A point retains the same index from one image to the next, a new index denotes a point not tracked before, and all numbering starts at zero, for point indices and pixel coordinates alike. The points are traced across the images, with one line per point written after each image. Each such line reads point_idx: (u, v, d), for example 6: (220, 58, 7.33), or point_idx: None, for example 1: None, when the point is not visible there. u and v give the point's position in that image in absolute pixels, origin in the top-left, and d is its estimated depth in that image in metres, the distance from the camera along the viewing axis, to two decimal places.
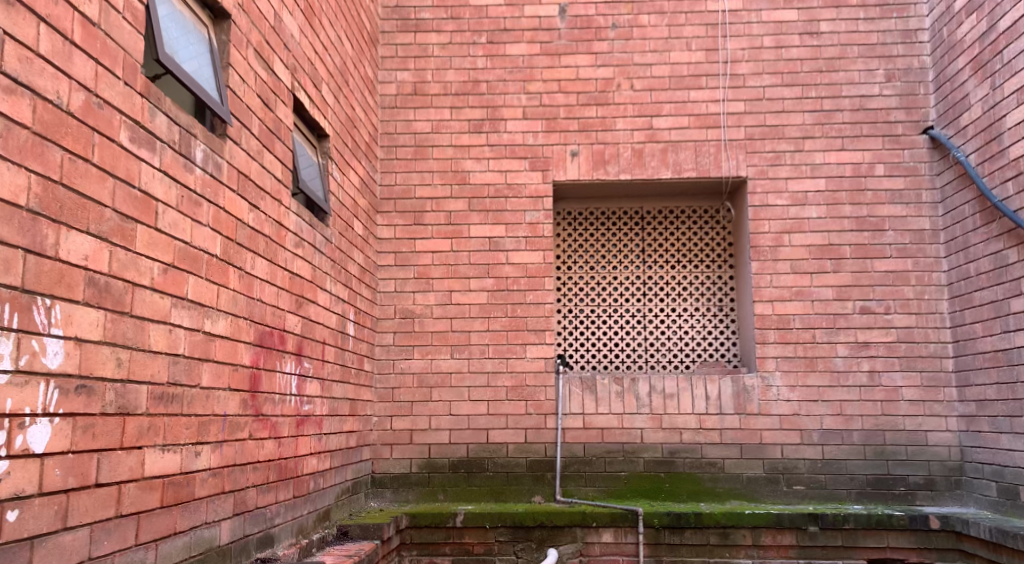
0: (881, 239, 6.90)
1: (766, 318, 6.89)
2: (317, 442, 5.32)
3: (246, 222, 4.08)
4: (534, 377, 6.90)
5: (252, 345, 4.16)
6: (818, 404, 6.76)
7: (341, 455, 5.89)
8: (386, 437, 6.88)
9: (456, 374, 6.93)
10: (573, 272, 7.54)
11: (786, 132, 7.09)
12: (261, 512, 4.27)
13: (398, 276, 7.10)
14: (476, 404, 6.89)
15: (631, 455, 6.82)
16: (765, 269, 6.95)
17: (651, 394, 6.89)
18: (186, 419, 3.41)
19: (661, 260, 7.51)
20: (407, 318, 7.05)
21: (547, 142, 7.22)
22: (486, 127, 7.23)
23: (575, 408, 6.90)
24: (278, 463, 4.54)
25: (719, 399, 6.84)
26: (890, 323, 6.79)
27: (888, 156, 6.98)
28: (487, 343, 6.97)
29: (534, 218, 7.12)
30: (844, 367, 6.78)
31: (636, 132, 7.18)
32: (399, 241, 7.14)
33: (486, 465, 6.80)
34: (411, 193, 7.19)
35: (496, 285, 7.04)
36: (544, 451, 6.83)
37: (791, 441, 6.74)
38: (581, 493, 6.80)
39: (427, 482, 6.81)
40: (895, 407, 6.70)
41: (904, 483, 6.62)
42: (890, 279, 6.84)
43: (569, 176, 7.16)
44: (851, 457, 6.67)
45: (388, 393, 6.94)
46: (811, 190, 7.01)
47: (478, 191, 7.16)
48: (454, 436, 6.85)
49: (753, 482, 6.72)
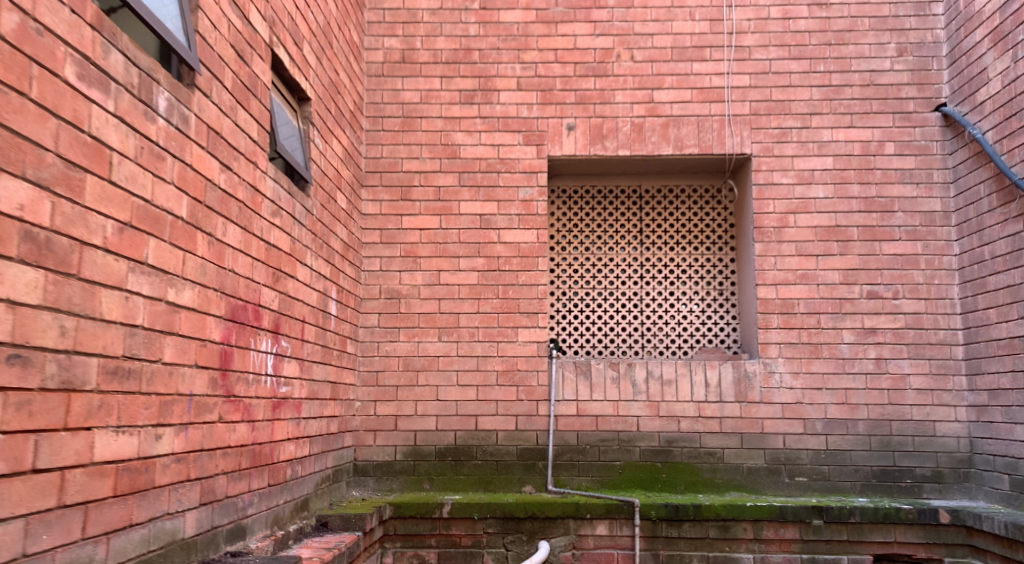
0: (890, 221, 6.60)
1: (770, 303, 6.58)
2: (295, 427, 4.96)
3: (217, 184, 3.70)
4: (526, 362, 6.56)
5: (223, 319, 3.80)
6: (822, 392, 6.47)
7: (320, 442, 5.53)
8: (370, 423, 6.52)
9: (444, 357, 6.59)
10: (567, 252, 7.21)
11: (793, 108, 6.77)
12: (232, 502, 3.92)
13: (384, 254, 6.74)
14: (465, 389, 6.55)
15: (626, 444, 6.52)
16: (769, 250, 6.64)
17: (648, 380, 6.58)
18: (145, 398, 3.04)
19: (659, 242, 7.18)
20: (393, 299, 6.68)
21: (542, 114, 6.86)
22: (478, 98, 6.86)
23: (568, 394, 6.58)
24: (251, 449, 4.19)
25: (719, 386, 6.54)
26: (898, 309, 6.51)
27: (898, 134, 6.67)
28: (477, 325, 6.62)
29: (528, 195, 6.78)
30: (850, 354, 6.49)
31: (636, 105, 6.84)
32: (385, 217, 6.77)
33: (475, 453, 6.48)
34: (398, 167, 6.82)
35: (486, 265, 6.70)
36: (535, 440, 6.50)
37: (795, 430, 6.45)
38: (574, 483, 6.49)
39: (412, 471, 6.47)
40: (902, 396, 6.41)
41: (910, 475, 6.35)
42: (899, 263, 6.55)
43: (565, 151, 6.82)
44: (856, 448, 6.40)
45: (372, 377, 6.59)
46: (818, 168, 6.70)
47: (469, 165, 6.80)
48: (441, 422, 6.51)
49: (753, 474, 6.43)
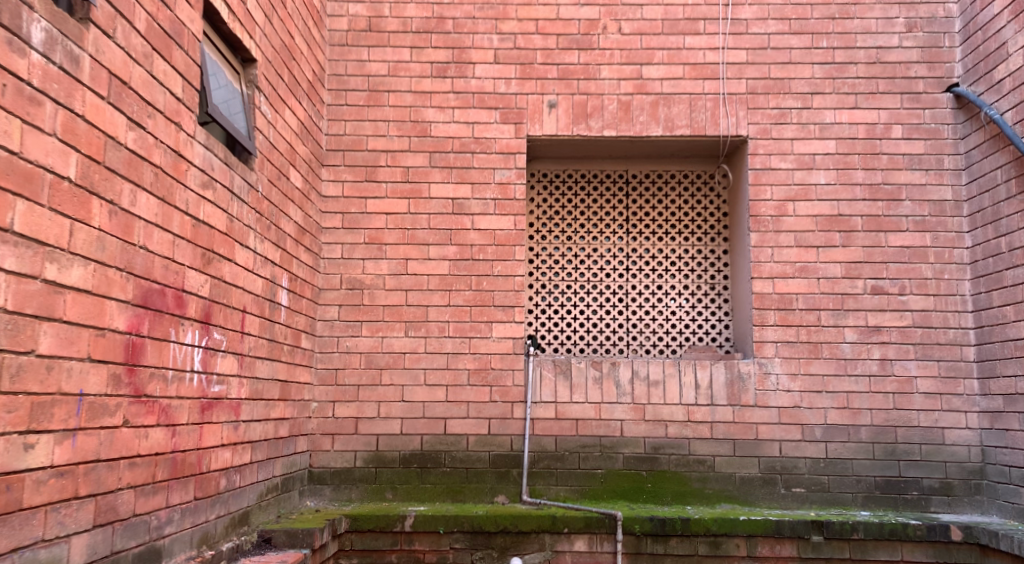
0: (896, 210, 6.08)
1: (766, 298, 6.05)
2: (231, 431, 4.37)
3: (123, 143, 3.12)
4: (500, 360, 6.00)
5: (130, 305, 3.20)
6: (822, 395, 5.93)
7: (265, 447, 4.94)
8: (327, 426, 5.93)
9: (410, 354, 6.00)
10: (548, 242, 6.64)
11: (793, 86, 6.23)
12: (143, 521, 3.33)
13: (346, 241, 6.14)
14: (433, 389, 5.96)
15: (608, 450, 5.96)
16: (765, 241, 6.11)
17: (634, 381, 6.02)
18: (8, 399, 2.57)
19: (647, 231, 6.64)
20: (355, 290, 6.09)
21: (521, 90, 6.29)
22: (451, 71, 6.28)
23: (546, 396, 6.01)
24: (171, 458, 3.60)
25: (711, 388, 5.99)
26: (905, 306, 5.98)
27: (906, 116, 6.15)
28: (447, 320, 6.05)
29: (504, 177, 6.21)
30: (852, 354, 5.96)
31: (623, 82, 6.29)
32: (348, 200, 6.18)
33: (443, 460, 5.90)
34: (362, 145, 6.22)
35: (458, 253, 6.12)
36: (510, 445, 5.93)
37: (791, 437, 5.91)
38: (551, 493, 5.92)
39: (374, 479, 5.89)
40: (908, 401, 5.89)
41: (917, 487, 5.82)
42: (906, 256, 6.03)
43: (546, 131, 6.25)
44: (857, 456, 5.87)
45: (330, 375, 5.99)
46: (819, 152, 6.17)
47: (441, 144, 6.22)
48: (406, 425, 5.93)
49: (746, 484, 5.89)
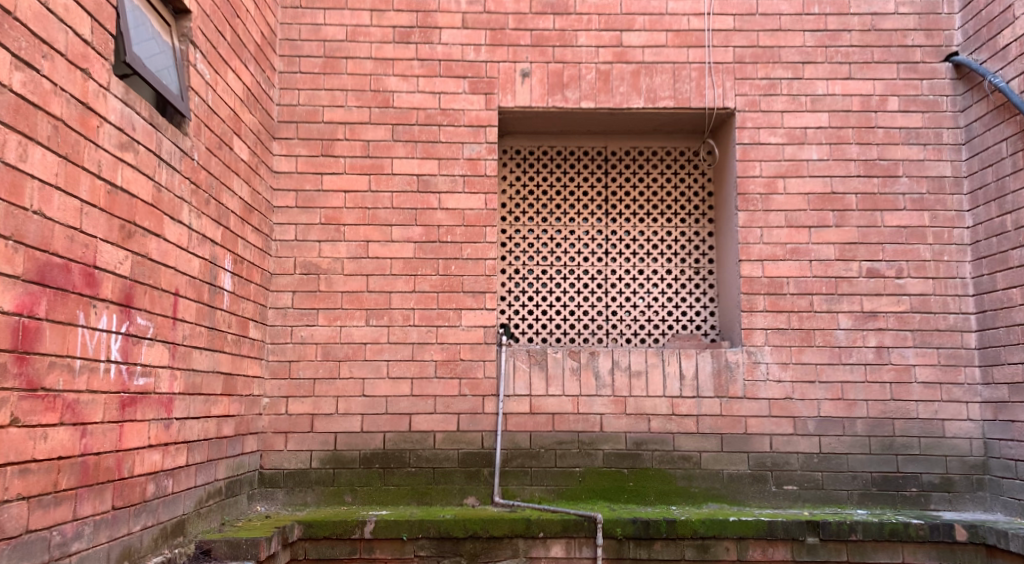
0: (893, 187, 5.68)
1: (755, 282, 5.63)
2: (161, 430, 3.87)
3: (6, 85, 2.72)
4: (470, 350, 5.52)
5: (21, 281, 2.78)
6: (814, 386, 5.53)
7: (204, 448, 4.42)
8: (280, 424, 5.41)
9: (372, 345, 5.49)
10: (522, 224, 6.17)
11: (783, 55, 5.81)
12: (40, 538, 2.87)
13: (300, 221, 5.62)
14: (397, 383, 5.47)
15: (587, 447, 5.51)
16: (754, 221, 5.69)
17: (614, 372, 5.58)
18: None
19: (627, 212, 6.19)
20: (310, 275, 5.56)
21: (491, 58, 5.80)
22: (415, 37, 5.78)
23: (520, 389, 5.54)
24: (81, 462, 3.10)
25: (696, 378, 5.57)
26: (902, 290, 5.59)
27: (902, 88, 5.75)
28: (412, 307, 5.55)
29: (474, 152, 5.72)
30: (846, 342, 5.56)
31: (602, 49, 5.83)
32: (302, 176, 5.65)
33: (407, 459, 5.41)
34: (318, 116, 5.69)
35: (424, 235, 5.63)
36: (480, 442, 5.46)
37: (783, 431, 5.50)
38: (525, 494, 5.47)
39: (331, 481, 5.38)
40: (906, 391, 5.50)
41: (916, 483, 5.44)
42: (903, 236, 5.64)
43: (519, 102, 5.77)
44: (853, 451, 5.47)
45: (284, 368, 5.47)
46: (811, 126, 5.76)
47: (404, 116, 5.72)
48: (367, 422, 5.42)
49: (735, 482, 5.48)
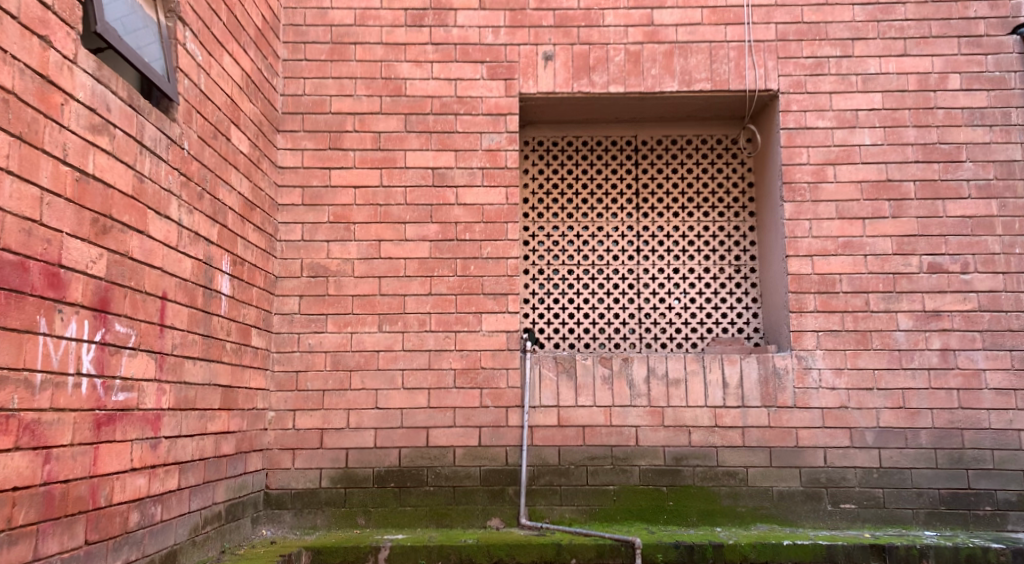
0: (955, 173, 5.15)
1: (804, 279, 5.13)
2: (148, 451, 3.45)
3: None
4: (492, 358, 5.06)
5: None
6: (873, 393, 5.00)
7: (200, 469, 3.99)
8: (287, 440, 4.97)
9: (385, 353, 5.05)
10: (546, 220, 5.71)
11: (830, 31, 5.31)
12: None
13: (307, 220, 5.19)
14: (413, 394, 5.01)
15: (622, 462, 5.02)
16: (802, 213, 5.19)
17: (650, 380, 5.09)
18: None
19: (660, 206, 5.71)
20: (318, 278, 5.13)
21: (511, 41, 5.36)
22: (429, 19, 5.35)
23: (547, 399, 5.06)
24: (43, 492, 2.81)
25: (741, 387, 5.06)
26: (969, 287, 5.05)
27: (964, 64, 5.22)
28: (428, 311, 5.10)
29: (494, 143, 5.27)
30: (907, 345, 5.03)
31: (631, 29, 5.36)
32: (309, 171, 5.22)
33: (425, 477, 4.96)
34: (325, 106, 5.27)
35: (441, 233, 5.18)
36: (504, 458, 4.99)
37: (838, 443, 4.97)
38: (554, 515, 4.98)
39: (343, 502, 4.93)
40: (976, 398, 4.96)
41: (990, 502, 4.89)
42: (968, 227, 5.10)
43: (542, 88, 5.32)
44: (917, 465, 4.94)
45: (290, 379, 5.03)
46: (863, 107, 5.25)
47: (418, 105, 5.28)
48: (381, 437, 4.97)
49: (786, 500, 4.96)
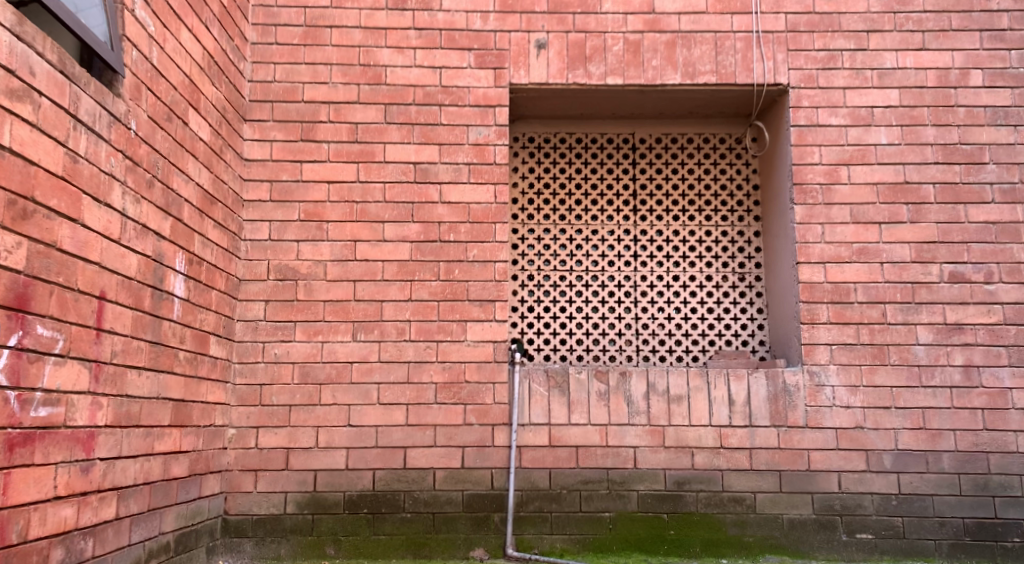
0: (978, 175, 4.79)
1: (817, 288, 4.73)
2: (78, 476, 2.98)
3: None
4: (477, 371, 4.60)
5: None
6: (890, 413, 4.60)
7: (145, 495, 3.51)
8: (249, 460, 4.48)
9: (359, 365, 4.58)
10: (537, 223, 5.28)
11: (843, 23, 4.95)
12: None
13: (275, 218, 4.72)
14: (389, 410, 4.54)
15: (619, 487, 4.57)
16: (814, 217, 4.80)
17: (649, 396, 4.65)
18: None
19: (660, 209, 5.30)
20: (286, 281, 4.66)
21: (501, 27, 4.95)
22: (412, 2, 4.93)
23: (537, 417, 4.61)
24: None
25: (749, 404, 4.64)
26: (994, 298, 4.68)
27: (986, 59, 4.87)
28: (407, 319, 4.64)
29: (481, 136, 4.84)
30: (928, 360, 4.64)
31: (631, 16, 4.97)
32: (278, 165, 4.76)
33: (401, 502, 4.48)
34: (297, 94, 4.81)
35: (422, 233, 4.74)
36: (490, 482, 4.53)
37: (854, 467, 4.56)
38: (543, 545, 4.52)
39: (310, 530, 4.44)
40: (1003, 419, 4.57)
41: (1019, 532, 4.49)
42: (992, 234, 4.74)
43: (534, 78, 4.91)
44: (940, 492, 4.53)
45: (254, 393, 4.54)
46: (878, 104, 4.88)
47: (399, 94, 4.85)
48: (353, 457, 4.49)
49: (798, 529, 4.54)
